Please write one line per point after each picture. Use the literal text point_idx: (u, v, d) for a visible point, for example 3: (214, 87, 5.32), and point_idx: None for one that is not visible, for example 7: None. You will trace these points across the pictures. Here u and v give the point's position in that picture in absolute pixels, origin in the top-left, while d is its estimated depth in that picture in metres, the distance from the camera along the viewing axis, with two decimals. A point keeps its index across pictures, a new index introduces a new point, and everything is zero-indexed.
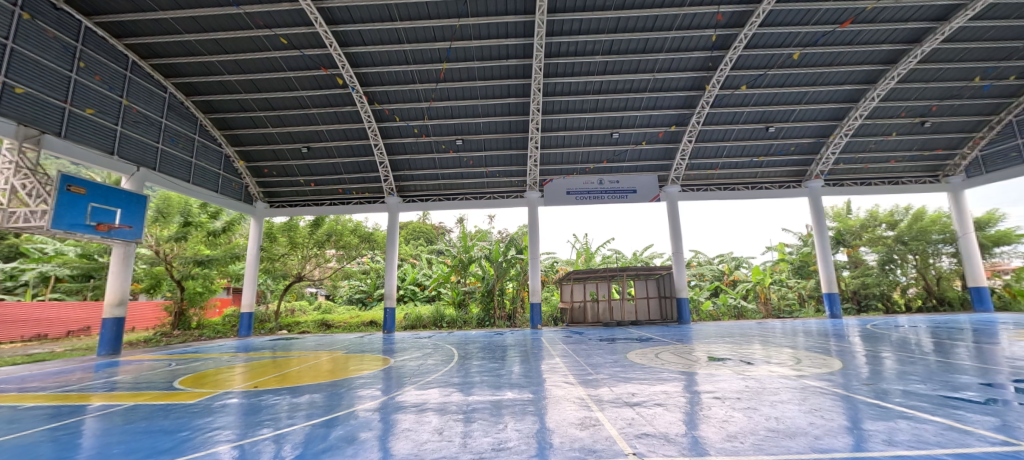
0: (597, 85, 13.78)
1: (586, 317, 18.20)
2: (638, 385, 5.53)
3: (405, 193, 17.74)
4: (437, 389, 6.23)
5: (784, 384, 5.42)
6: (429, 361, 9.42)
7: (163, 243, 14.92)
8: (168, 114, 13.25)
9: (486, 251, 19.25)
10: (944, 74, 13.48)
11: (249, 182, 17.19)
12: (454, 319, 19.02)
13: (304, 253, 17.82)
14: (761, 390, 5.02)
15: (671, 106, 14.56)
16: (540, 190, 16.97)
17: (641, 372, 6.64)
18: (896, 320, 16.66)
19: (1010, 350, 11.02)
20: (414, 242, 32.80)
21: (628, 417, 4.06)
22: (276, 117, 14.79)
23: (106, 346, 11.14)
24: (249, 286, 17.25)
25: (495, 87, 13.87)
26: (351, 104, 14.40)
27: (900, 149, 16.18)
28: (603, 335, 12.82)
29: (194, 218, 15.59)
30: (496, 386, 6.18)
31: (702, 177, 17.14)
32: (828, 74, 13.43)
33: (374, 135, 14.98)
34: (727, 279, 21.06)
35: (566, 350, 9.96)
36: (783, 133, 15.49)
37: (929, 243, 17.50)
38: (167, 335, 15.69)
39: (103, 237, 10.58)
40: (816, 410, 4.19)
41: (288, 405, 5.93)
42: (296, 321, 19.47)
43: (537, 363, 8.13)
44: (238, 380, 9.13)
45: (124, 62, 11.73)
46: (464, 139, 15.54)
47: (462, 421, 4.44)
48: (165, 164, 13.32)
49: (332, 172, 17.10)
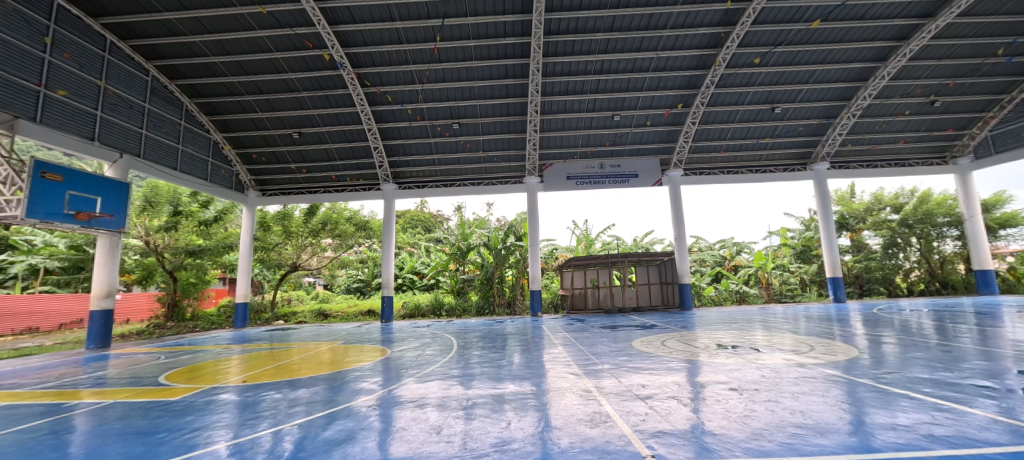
0: (597, 65, 13.30)
1: (586, 304, 17.97)
2: (646, 376, 5.23)
3: (400, 179, 17.31)
4: (435, 383, 5.93)
5: (801, 374, 5.13)
6: (427, 352, 9.11)
7: (153, 233, 14.53)
8: (150, 99, 12.71)
9: (485, 238, 18.96)
10: (956, 51, 13.01)
11: (240, 170, 16.71)
12: (452, 308, 18.80)
13: (298, 242, 17.32)
14: (778, 380, 4.74)
15: (675, 87, 14.09)
16: (539, 175, 16.51)
17: (647, 361, 6.37)
18: (899, 304, 16.52)
19: (1016, 333, 10.87)
20: (411, 230, 32.49)
21: (641, 413, 3.76)
22: (265, 101, 14.24)
23: (94, 341, 10.81)
24: (242, 276, 16.97)
25: (493, 68, 13.32)
26: (343, 87, 13.92)
27: (908, 130, 15.74)
28: (605, 323, 12.60)
29: (184, 207, 15.28)
30: (496, 378, 5.89)
31: (705, 161, 16.75)
32: (837, 52, 12.97)
33: (367, 119, 14.48)
34: (728, 264, 20.85)
35: (568, 339, 9.67)
36: (789, 114, 15.05)
37: (933, 226, 17.26)
38: (160, 327, 15.37)
39: (83, 227, 10.20)
40: (840, 403, 3.92)
41: (278, 401, 5.63)
42: (292, 311, 19.14)
43: (539, 353, 7.87)
44: (232, 373, 8.82)
45: (101, 43, 11.16)
46: (460, 123, 15.05)
47: (462, 417, 4.15)
48: (150, 151, 12.86)
49: (325, 158, 16.63)
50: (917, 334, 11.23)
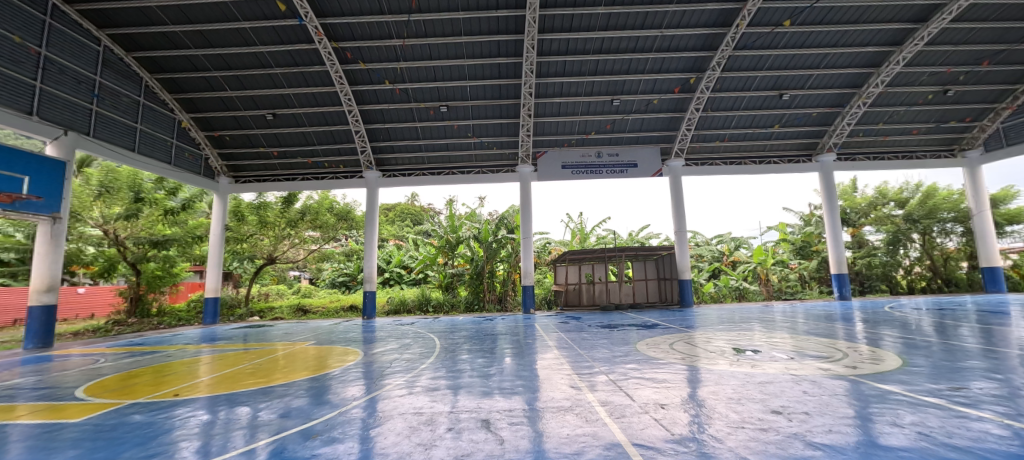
0: (597, 43, 12.33)
1: (581, 301, 17.11)
2: (663, 392, 4.29)
3: (385, 167, 16.24)
4: (407, 399, 4.88)
5: (848, 389, 4.26)
6: (406, 357, 8.06)
7: (112, 222, 13.53)
8: (103, 71, 11.45)
9: (474, 231, 17.95)
10: (974, 36, 12.31)
11: (210, 154, 15.40)
12: (440, 303, 17.87)
13: (276, 233, 16.26)
14: (826, 400, 3.84)
15: (679, 69, 13.16)
16: (533, 164, 15.60)
17: (660, 370, 5.41)
18: (901, 302, 15.96)
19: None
20: (399, 222, 31.39)
21: (671, 452, 2.81)
22: (235, 78, 13.04)
23: (32, 339, 9.67)
24: (212, 269, 15.78)
25: (484, 45, 12.29)
26: (320, 64, 12.74)
27: (919, 121, 15.09)
28: (602, 321, 11.77)
29: (147, 194, 14.10)
30: (481, 391, 4.92)
31: (707, 150, 15.95)
32: (851, 34, 12.19)
33: (347, 100, 13.38)
34: (727, 260, 20.14)
35: (564, 340, 8.73)
36: (797, 102, 14.27)
37: (937, 222, 16.72)
38: (120, 324, 14.13)
39: (8, 210, 9.04)
40: (924, 435, 3.01)
41: (212, 418, 4.60)
42: (269, 307, 18.00)
43: (533, 359, 6.87)
44: (189, 378, 7.65)
45: (42, 5, 9.90)
46: (449, 106, 14.01)
47: (436, 450, 3.13)
48: (102, 129, 11.60)
49: (303, 142, 15.46)
50: (921, 333, 10.73)
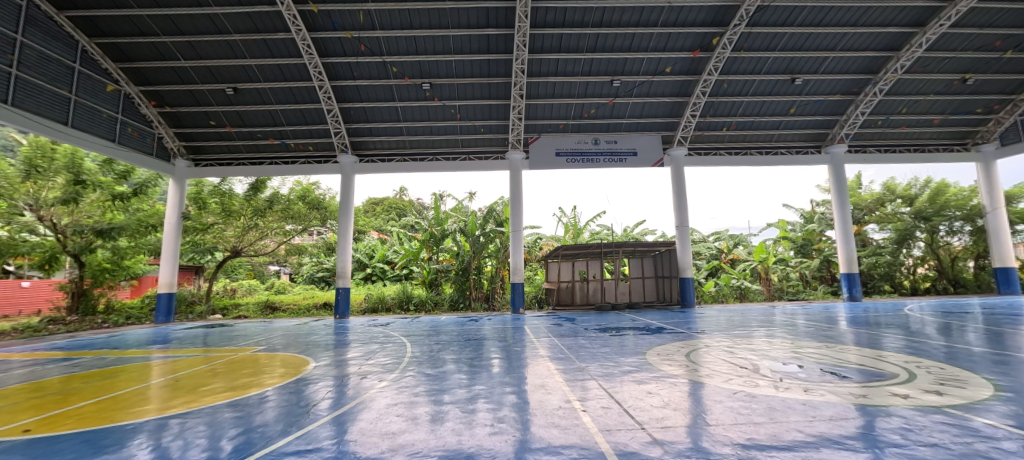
0: (596, 15, 11.13)
1: (574, 300, 15.95)
2: (704, 436, 3.04)
3: (361, 151, 14.82)
4: (350, 435, 3.57)
5: (955, 430, 3.06)
6: (370, 367, 6.73)
7: (47, 208, 11.98)
8: (26, 30, 9.84)
9: (461, 223, 16.72)
10: (1001, 18, 11.42)
11: (164, 133, 13.82)
12: (422, 301, 16.56)
13: (241, 224, 14.76)
14: (947, 455, 2.62)
15: (685, 48, 12.02)
16: (524, 150, 14.41)
17: (685, 396, 4.16)
18: (904, 303, 15.14)
19: None
20: (384, 216, 29.97)
21: None
22: (188, 45, 11.51)
23: None
24: (168, 262, 14.25)
25: (471, 13, 11.00)
26: (285, 31, 11.29)
27: (933, 112, 14.30)
28: (598, 324, 10.59)
29: (91, 177, 12.62)
30: (453, 426, 3.62)
31: (710, 140, 14.95)
32: (874, 12, 11.15)
33: (318, 73, 11.93)
34: (725, 258, 19.09)
35: (558, 348, 7.52)
36: (809, 88, 13.27)
37: (946, 219, 15.92)
38: (55, 323, 12.51)
39: None
40: None
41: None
42: (234, 304, 16.51)
43: (523, 375, 5.57)
44: (119, 382, 6.29)
45: None
46: (432, 84, 12.69)
47: None
48: (23, 96, 10.05)
49: (270, 122, 13.98)
50: (931, 335, 9.95)
